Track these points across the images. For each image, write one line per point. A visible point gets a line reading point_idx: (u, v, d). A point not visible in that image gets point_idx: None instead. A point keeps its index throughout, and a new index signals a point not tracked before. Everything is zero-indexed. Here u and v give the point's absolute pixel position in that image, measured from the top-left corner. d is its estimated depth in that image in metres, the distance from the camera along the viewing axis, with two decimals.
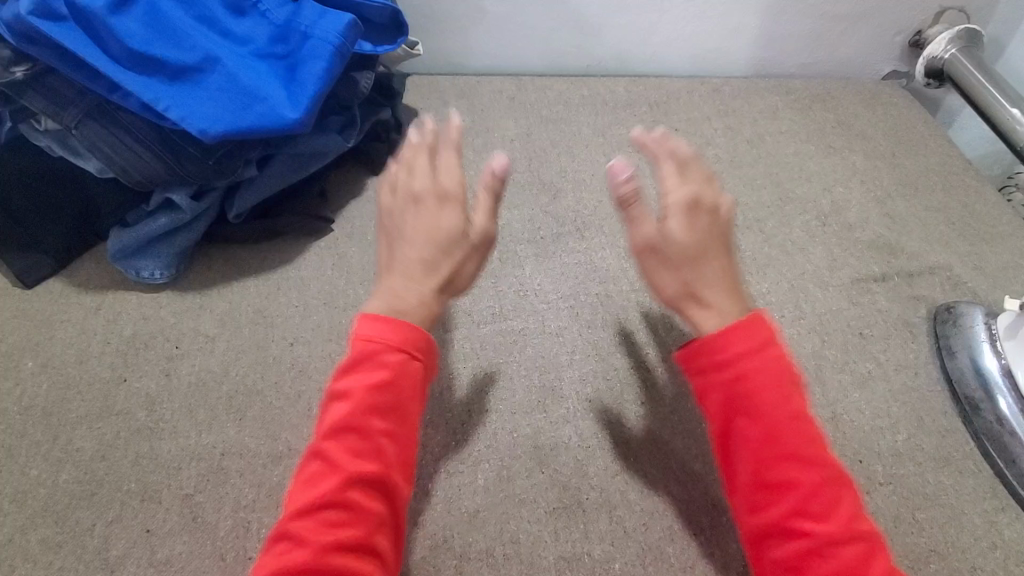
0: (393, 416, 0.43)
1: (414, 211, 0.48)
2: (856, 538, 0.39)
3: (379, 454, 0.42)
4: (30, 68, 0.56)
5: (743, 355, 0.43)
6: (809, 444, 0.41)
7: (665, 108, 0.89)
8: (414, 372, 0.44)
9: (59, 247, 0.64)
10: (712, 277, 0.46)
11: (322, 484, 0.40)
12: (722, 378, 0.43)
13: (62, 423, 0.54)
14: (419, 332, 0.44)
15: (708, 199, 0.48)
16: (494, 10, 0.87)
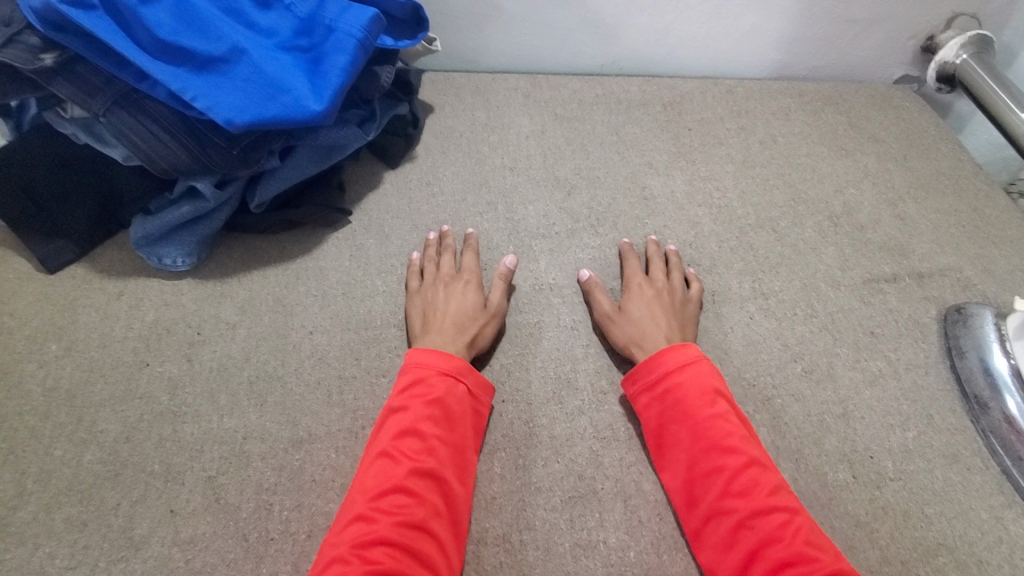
0: (447, 425, 0.51)
1: (447, 291, 0.62)
2: (777, 510, 0.46)
3: (435, 453, 0.49)
4: (59, 56, 0.57)
5: (668, 371, 0.54)
6: (732, 439, 0.50)
7: (679, 108, 0.89)
8: (462, 392, 0.53)
9: (83, 234, 0.65)
10: (652, 335, 0.59)
11: (387, 475, 0.48)
12: (655, 393, 0.54)
13: (86, 405, 0.55)
14: (462, 361, 0.55)
15: (659, 283, 0.64)
16: (509, 9, 0.87)
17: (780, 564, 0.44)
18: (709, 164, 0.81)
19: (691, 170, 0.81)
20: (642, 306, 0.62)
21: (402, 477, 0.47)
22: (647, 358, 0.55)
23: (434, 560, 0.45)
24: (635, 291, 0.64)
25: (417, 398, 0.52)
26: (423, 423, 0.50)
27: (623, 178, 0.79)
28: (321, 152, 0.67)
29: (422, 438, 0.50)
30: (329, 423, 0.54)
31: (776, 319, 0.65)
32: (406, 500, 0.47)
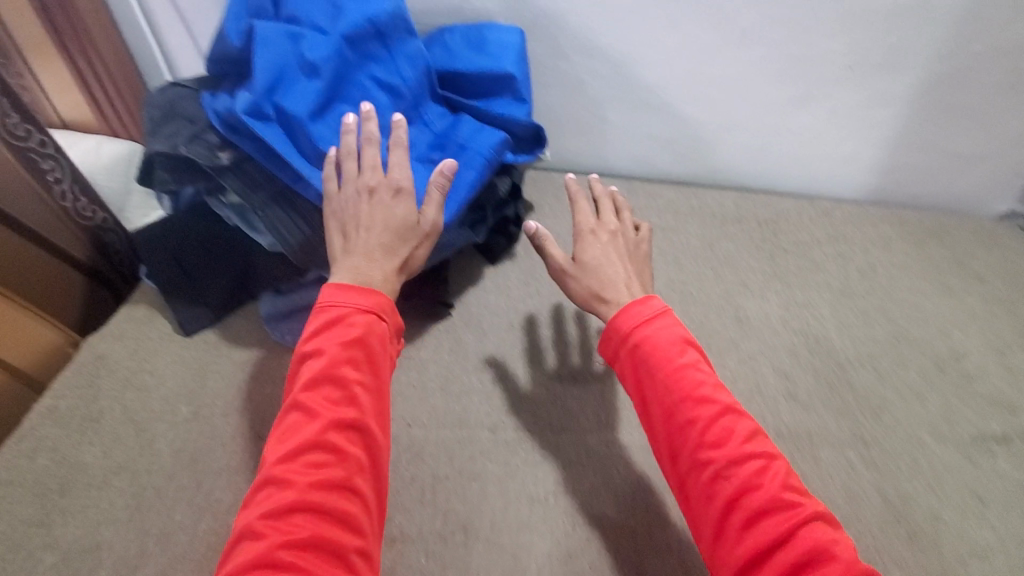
0: (368, 367, 0.52)
1: (371, 204, 0.59)
2: (753, 457, 0.48)
3: (355, 402, 0.50)
4: (233, 154, 0.66)
5: (633, 326, 0.55)
6: (703, 386, 0.51)
7: (775, 227, 0.91)
8: (383, 330, 0.54)
9: (219, 303, 0.72)
10: (613, 282, 0.61)
11: (303, 432, 0.48)
12: (627, 345, 0.55)
13: (206, 472, 0.59)
14: (384, 297, 0.55)
15: (611, 225, 0.66)
16: (613, 121, 0.94)
17: (759, 509, 0.45)
18: (805, 290, 0.82)
19: (787, 294, 0.81)
20: (595, 254, 0.63)
21: (317, 432, 0.47)
22: (616, 314, 0.57)
23: (356, 518, 0.46)
24: (588, 239, 0.64)
25: (333, 341, 0.51)
26: (343, 370, 0.50)
27: (717, 296, 0.80)
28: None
29: (342, 384, 0.50)
30: (420, 523, 0.57)
31: (876, 470, 0.63)
32: (325, 457, 0.47)
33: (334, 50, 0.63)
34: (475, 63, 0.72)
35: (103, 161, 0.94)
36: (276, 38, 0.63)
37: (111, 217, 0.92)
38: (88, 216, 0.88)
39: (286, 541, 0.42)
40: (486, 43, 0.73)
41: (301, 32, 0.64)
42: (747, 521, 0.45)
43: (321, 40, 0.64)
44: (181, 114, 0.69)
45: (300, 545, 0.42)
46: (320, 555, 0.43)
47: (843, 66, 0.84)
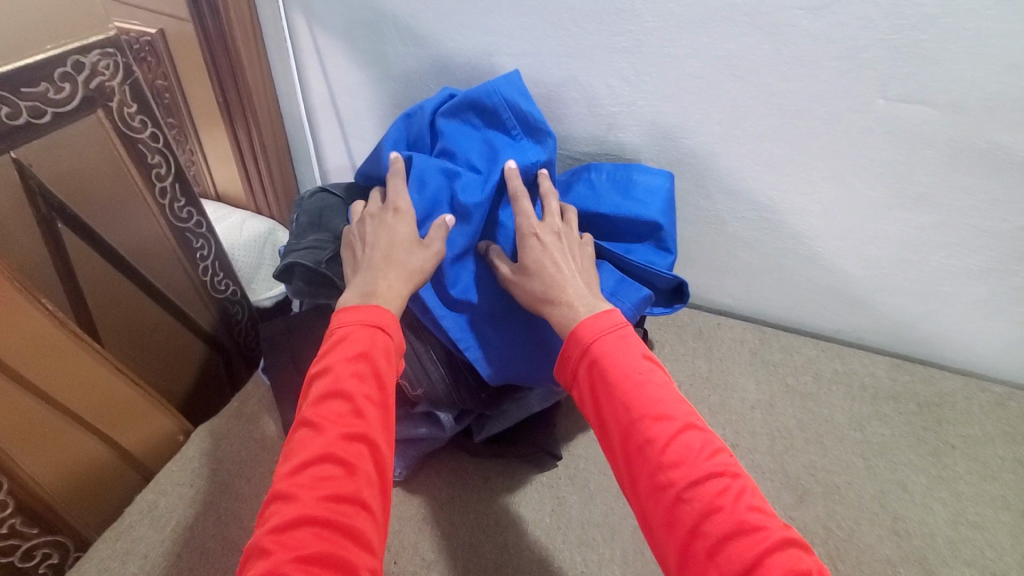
0: (374, 380, 0.50)
1: (375, 226, 0.62)
2: (714, 477, 0.44)
3: (363, 415, 0.48)
4: None
5: (584, 337, 0.53)
6: (661, 402, 0.48)
7: (937, 412, 0.78)
8: (387, 343, 0.52)
9: None
10: (554, 285, 0.58)
11: (310, 447, 0.46)
12: (584, 358, 0.52)
13: None
14: (391, 315, 0.54)
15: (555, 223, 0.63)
16: (750, 262, 0.88)
17: (724, 535, 0.41)
18: (980, 506, 0.68)
19: (957, 507, 0.68)
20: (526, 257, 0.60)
21: (325, 446, 0.46)
22: (565, 327, 0.55)
23: (368, 535, 0.43)
24: (531, 240, 0.61)
25: (341, 356, 0.50)
26: (348, 381, 0.49)
27: (869, 496, 0.68)
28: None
29: (350, 397, 0.48)
30: None
31: None
32: (333, 471, 0.45)
33: (486, 194, 0.64)
34: (620, 208, 0.70)
35: (243, 238, 1.02)
36: (431, 175, 0.65)
37: (240, 290, 0.95)
38: (220, 289, 0.92)
39: (295, 557, 0.40)
40: (633, 187, 0.72)
41: (457, 171, 0.66)
42: (710, 549, 0.41)
43: (474, 181, 0.66)
44: (328, 226, 0.73)
45: (308, 561, 0.40)
46: (332, 567, 0.40)
47: None
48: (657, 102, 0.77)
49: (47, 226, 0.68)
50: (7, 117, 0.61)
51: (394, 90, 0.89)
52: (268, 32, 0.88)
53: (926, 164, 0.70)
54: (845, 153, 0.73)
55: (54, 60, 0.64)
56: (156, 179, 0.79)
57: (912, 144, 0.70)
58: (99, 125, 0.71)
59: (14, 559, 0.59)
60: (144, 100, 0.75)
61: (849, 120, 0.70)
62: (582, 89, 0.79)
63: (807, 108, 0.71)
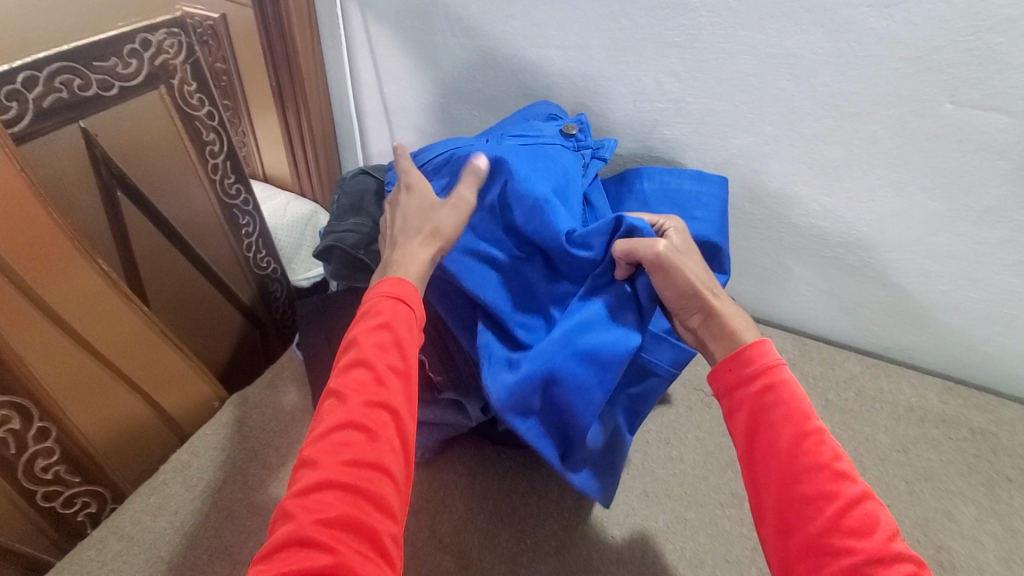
0: (397, 351, 0.50)
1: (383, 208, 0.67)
2: (897, 557, 0.41)
3: (386, 384, 0.48)
4: None
5: (760, 367, 0.51)
6: (839, 460, 0.45)
7: (992, 441, 0.73)
8: (410, 314, 0.53)
9: None
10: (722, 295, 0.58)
11: (333, 415, 0.46)
12: (752, 394, 0.50)
13: None
14: (412, 284, 0.54)
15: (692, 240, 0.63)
16: (796, 270, 0.84)
17: None
18: None
19: (1011, 544, 0.63)
20: (685, 244, 0.60)
21: (347, 414, 0.46)
22: (730, 361, 0.52)
23: (389, 501, 0.44)
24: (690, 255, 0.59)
25: (365, 326, 0.51)
26: (370, 351, 0.49)
27: (910, 521, 0.64)
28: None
29: (372, 366, 0.48)
30: None
31: None
32: (355, 439, 0.45)
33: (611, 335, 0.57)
34: None
35: (287, 219, 1.05)
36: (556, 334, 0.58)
37: (280, 268, 0.98)
38: (261, 266, 0.94)
39: (317, 520, 0.41)
40: (687, 206, 0.71)
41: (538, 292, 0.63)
42: None
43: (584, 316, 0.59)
44: (367, 211, 0.74)
45: (332, 525, 0.41)
46: (354, 532, 0.41)
47: None
48: (707, 99, 0.75)
49: (106, 191, 0.71)
50: (79, 89, 0.65)
51: (442, 80, 0.90)
52: (324, 21, 0.91)
53: (997, 177, 0.66)
54: (908, 160, 0.69)
55: (124, 37, 0.68)
56: (209, 156, 0.82)
57: (982, 154, 0.65)
58: (161, 101, 0.74)
59: (55, 505, 0.62)
60: (203, 79, 0.78)
61: (914, 125, 0.67)
62: (630, 83, 0.78)
63: (868, 111, 0.68)
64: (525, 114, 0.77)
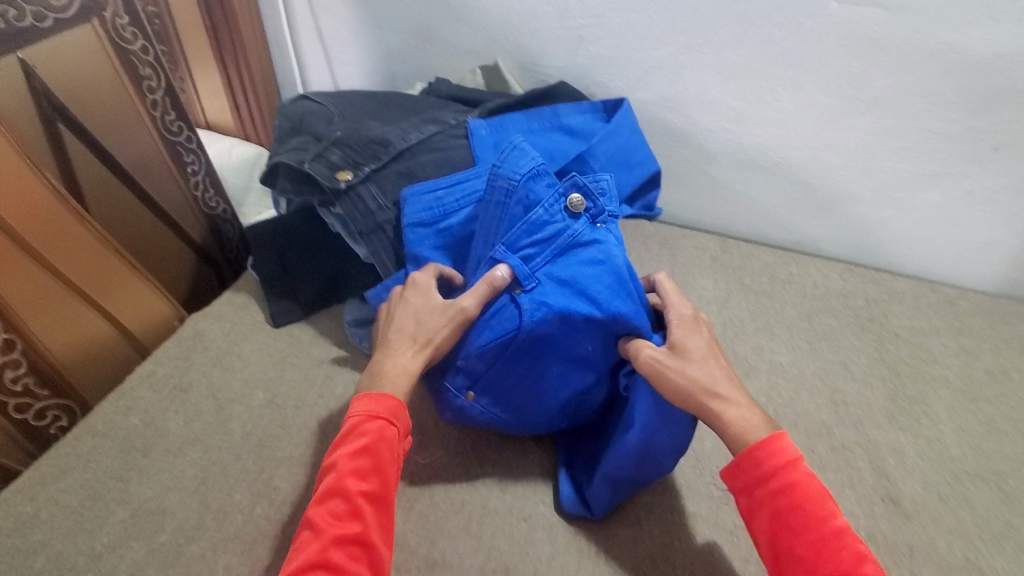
0: (375, 478, 0.50)
1: (400, 318, 0.59)
2: None
3: (361, 517, 0.48)
4: (352, 180, 0.69)
5: (779, 469, 0.48)
6: (862, 563, 0.44)
7: (886, 307, 0.82)
8: (393, 436, 0.52)
9: (308, 300, 0.77)
10: (725, 382, 0.53)
11: (307, 549, 0.47)
12: (770, 495, 0.47)
13: (270, 458, 0.62)
14: (395, 401, 0.53)
15: (691, 319, 0.58)
16: (715, 175, 0.92)
17: None
18: (919, 383, 0.72)
19: (897, 385, 0.72)
20: (679, 335, 0.56)
21: (321, 550, 0.46)
22: (743, 460, 0.49)
23: None
24: (683, 351, 0.55)
25: (346, 452, 0.51)
26: (348, 480, 0.49)
27: (811, 372, 0.73)
28: (404, 174, 0.71)
29: (348, 498, 0.49)
30: (462, 552, 0.56)
31: None
32: None
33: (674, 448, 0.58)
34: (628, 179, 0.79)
35: (233, 160, 1.06)
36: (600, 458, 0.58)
37: (230, 210, 1.00)
38: (211, 207, 0.97)
39: None
40: (631, 157, 0.78)
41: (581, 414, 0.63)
42: None
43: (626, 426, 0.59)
44: (309, 130, 0.76)
45: None
46: None
47: (989, 146, 0.75)
48: (624, 14, 0.81)
49: (48, 123, 0.73)
50: (14, 20, 0.67)
51: (374, 11, 0.94)
52: None
53: (880, 67, 0.74)
54: (802, 58, 0.77)
55: None
56: (148, 92, 0.84)
57: (864, 47, 0.73)
58: (94, 35, 0.76)
59: (27, 417, 0.66)
60: (136, 14, 0.80)
61: (805, 25, 0.74)
62: (555, 3, 0.83)
63: (763, 15, 0.75)
64: (500, 190, 0.63)
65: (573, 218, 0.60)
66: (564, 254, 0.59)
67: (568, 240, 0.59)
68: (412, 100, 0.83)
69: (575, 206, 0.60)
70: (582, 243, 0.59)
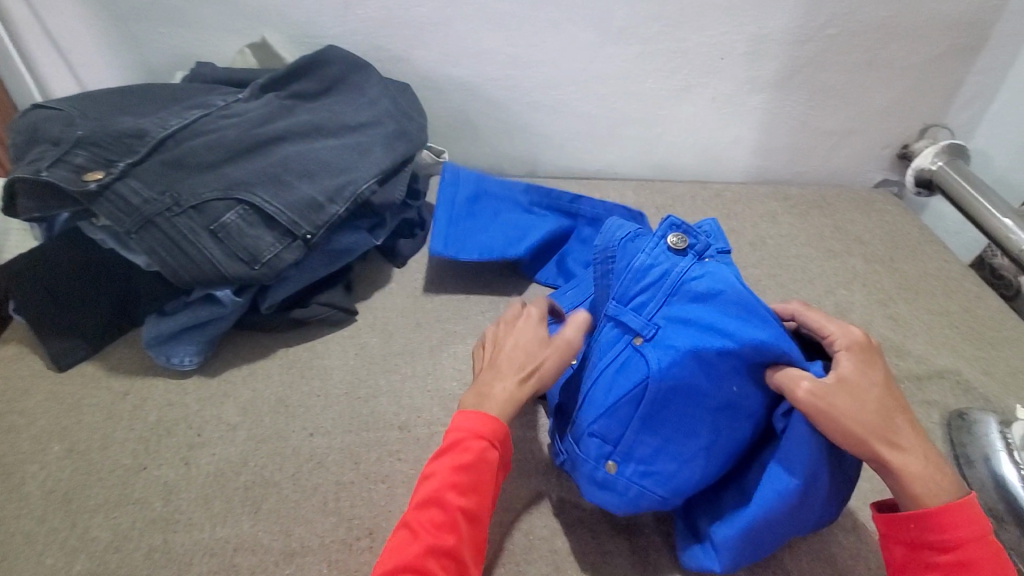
0: (474, 494, 0.47)
1: (512, 334, 0.54)
2: None
3: (457, 530, 0.45)
4: (103, 178, 0.62)
5: (965, 540, 0.43)
6: None
7: (671, 210, 0.94)
8: (494, 459, 0.48)
9: (94, 332, 0.67)
10: (903, 431, 0.46)
11: (404, 555, 0.44)
12: (947, 561, 0.43)
13: (79, 511, 0.55)
14: (500, 422, 0.49)
15: (868, 353, 0.49)
16: (509, 121, 0.96)
17: None
18: None
19: None
20: (853, 374, 0.48)
21: (416, 556, 0.43)
22: (924, 525, 0.44)
23: None
24: (849, 392, 0.47)
25: (447, 462, 0.47)
26: (448, 495, 0.46)
27: None
28: (168, 163, 0.64)
29: (446, 509, 0.46)
30: (322, 534, 0.53)
31: None
32: None
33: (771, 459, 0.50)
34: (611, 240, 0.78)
35: None
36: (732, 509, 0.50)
37: None
38: None
39: None
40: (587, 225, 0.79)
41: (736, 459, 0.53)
42: None
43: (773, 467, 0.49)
44: (46, 138, 0.65)
45: None
46: None
47: (716, 57, 0.88)
48: None
49: None
50: None
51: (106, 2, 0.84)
52: None
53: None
54: None
55: None
56: None
57: None
58: None
59: None
60: None
61: None
62: None
63: None
64: (600, 256, 0.59)
65: (675, 256, 0.54)
66: (678, 298, 0.52)
67: (676, 281, 0.53)
68: (171, 88, 0.75)
69: (678, 244, 0.55)
70: (693, 281, 0.53)
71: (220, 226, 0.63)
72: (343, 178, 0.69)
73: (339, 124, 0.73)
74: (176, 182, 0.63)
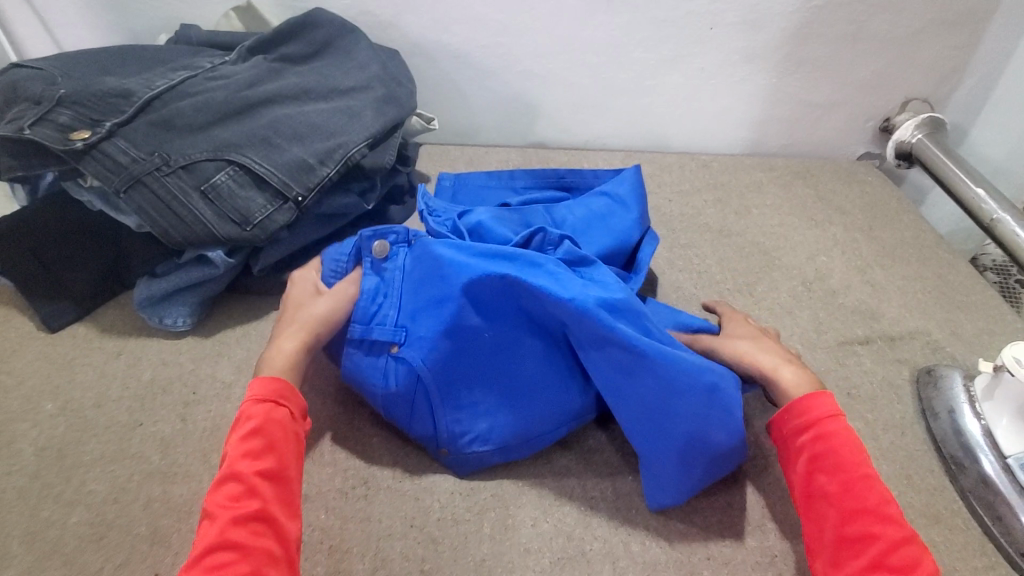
0: (270, 455, 0.48)
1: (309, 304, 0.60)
2: None
3: (258, 492, 0.46)
4: (89, 137, 0.62)
5: (817, 417, 0.51)
6: (891, 506, 0.46)
7: (659, 179, 0.96)
8: (284, 415, 0.51)
9: (85, 294, 0.68)
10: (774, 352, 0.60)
11: (206, 536, 0.44)
12: (804, 436, 0.50)
13: (76, 465, 0.56)
14: (281, 382, 0.52)
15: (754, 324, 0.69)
16: (499, 89, 0.96)
17: None
18: (688, 233, 0.86)
19: (672, 238, 0.86)
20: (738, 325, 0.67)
21: (218, 533, 0.43)
22: (785, 408, 0.53)
23: None
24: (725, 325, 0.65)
25: (235, 436, 0.48)
26: (240, 462, 0.47)
27: None
28: (157, 123, 0.64)
29: (242, 478, 0.46)
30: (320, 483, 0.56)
31: (855, 359, 0.71)
32: (229, 555, 0.42)
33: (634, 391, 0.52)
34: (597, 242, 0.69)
35: None
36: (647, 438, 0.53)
37: None
38: None
39: None
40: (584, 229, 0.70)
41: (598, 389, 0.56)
42: None
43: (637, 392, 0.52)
44: (26, 96, 0.64)
45: None
46: None
47: (705, 26, 0.88)
48: None
49: None
50: None
51: None
52: None
53: None
54: None
55: None
56: None
57: None
58: None
59: None
60: None
61: None
62: None
63: None
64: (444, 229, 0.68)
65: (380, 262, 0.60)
66: (411, 286, 0.57)
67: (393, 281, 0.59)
68: (155, 50, 0.74)
69: (381, 252, 0.60)
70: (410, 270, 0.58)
71: (211, 187, 0.63)
72: (333, 141, 0.69)
73: (329, 87, 0.73)
74: (165, 142, 0.63)
